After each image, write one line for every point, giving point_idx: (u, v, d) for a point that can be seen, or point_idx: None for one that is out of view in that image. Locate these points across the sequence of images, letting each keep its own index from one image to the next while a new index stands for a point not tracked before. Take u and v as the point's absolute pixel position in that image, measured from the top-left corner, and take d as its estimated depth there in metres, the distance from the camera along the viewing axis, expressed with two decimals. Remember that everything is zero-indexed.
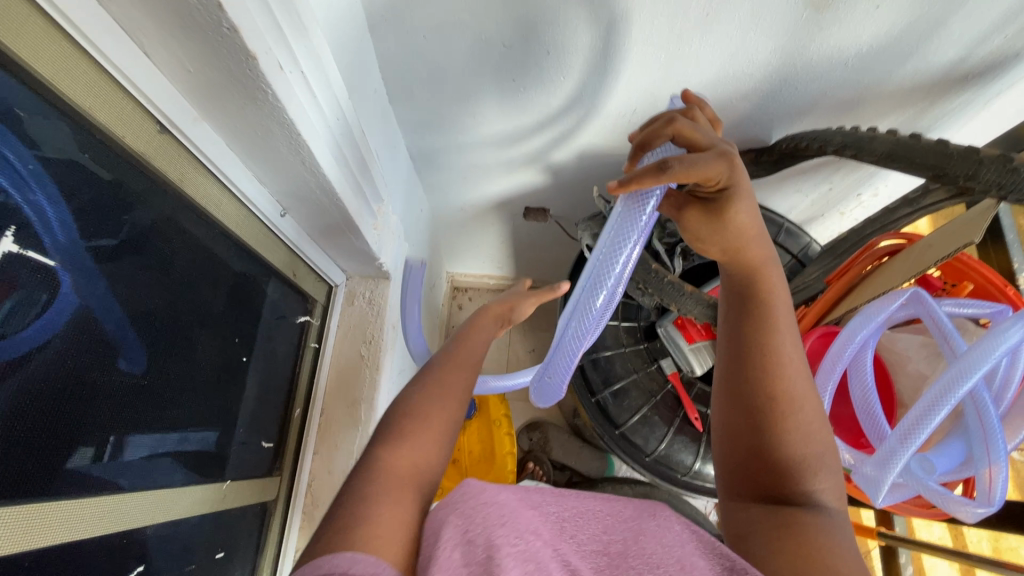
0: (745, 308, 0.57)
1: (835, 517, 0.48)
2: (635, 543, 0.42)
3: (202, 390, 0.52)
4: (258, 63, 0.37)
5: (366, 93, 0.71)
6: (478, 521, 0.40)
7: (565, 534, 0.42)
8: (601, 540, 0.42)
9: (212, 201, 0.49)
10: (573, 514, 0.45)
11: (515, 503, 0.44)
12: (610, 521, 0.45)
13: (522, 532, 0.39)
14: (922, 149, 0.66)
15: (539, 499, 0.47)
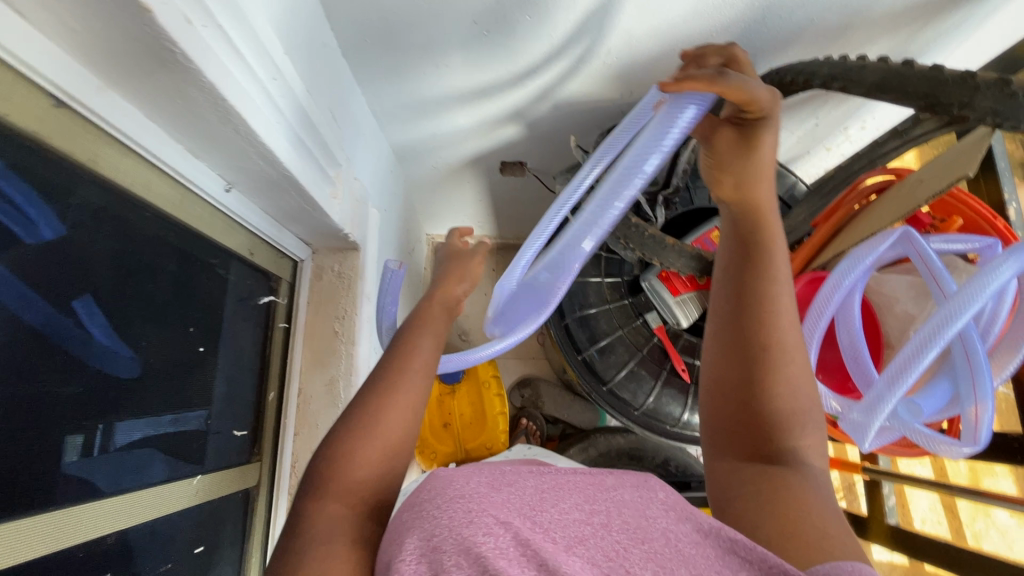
0: (744, 257, 0.55)
1: (818, 475, 0.47)
2: (620, 515, 0.39)
3: (161, 385, 0.48)
4: (156, 18, 0.31)
5: (315, 48, 0.64)
6: (445, 523, 0.35)
7: (544, 507, 0.38)
8: (585, 510, 0.39)
9: (137, 181, 0.44)
10: (553, 488, 0.41)
11: (486, 486, 0.39)
12: (592, 490, 0.41)
13: (494, 526, 0.35)
14: (914, 77, 0.61)
15: (513, 476, 0.43)
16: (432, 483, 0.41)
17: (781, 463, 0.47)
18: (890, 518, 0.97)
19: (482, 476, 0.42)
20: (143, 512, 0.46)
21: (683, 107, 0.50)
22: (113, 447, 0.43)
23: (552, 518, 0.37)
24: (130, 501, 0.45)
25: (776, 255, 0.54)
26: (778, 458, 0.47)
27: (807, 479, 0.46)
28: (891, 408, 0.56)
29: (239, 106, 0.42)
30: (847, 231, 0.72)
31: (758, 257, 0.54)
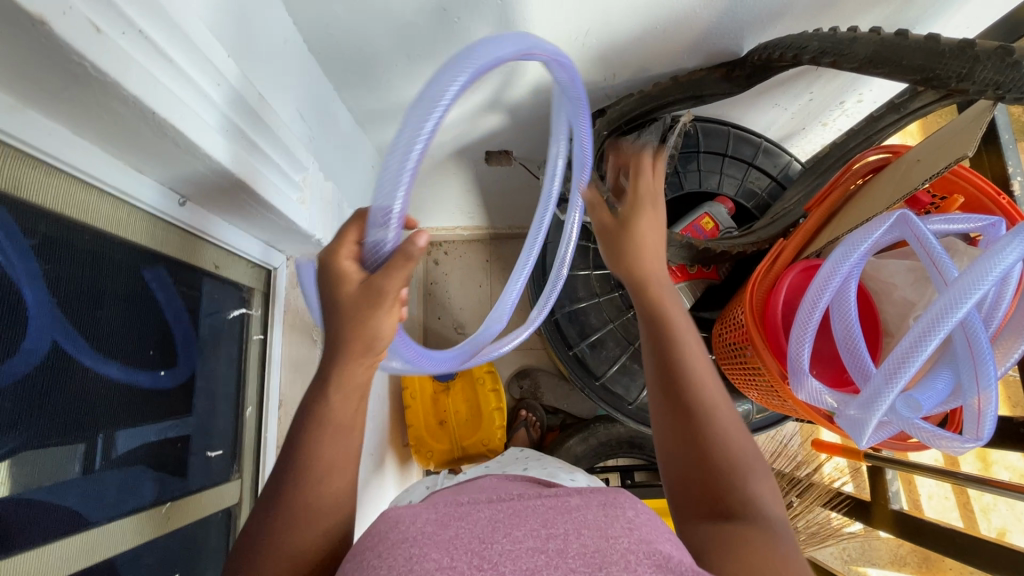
0: (659, 338, 0.60)
1: (778, 526, 0.44)
2: (577, 538, 0.38)
3: (119, 411, 0.47)
4: (53, 29, 0.29)
5: (275, 46, 0.61)
6: (381, 573, 0.35)
7: (494, 539, 0.38)
8: (538, 537, 0.38)
9: (70, 203, 0.41)
10: (506, 519, 0.41)
11: (431, 527, 0.40)
12: (550, 516, 0.41)
13: (433, 573, 0.34)
14: (910, 49, 0.58)
15: (464, 512, 0.43)
16: (378, 528, 0.41)
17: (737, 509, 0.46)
18: (894, 503, 0.95)
19: (429, 517, 0.42)
20: (108, 544, 0.45)
21: (469, 59, 0.49)
22: (114, 455, 0.46)
23: (501, 551, 0.36)
24: (88, 535, 0.43)
25: (686, 339, 0.59)
26: (729, 500, 0.47)
27: (761, 520, 0.45)
28: (889, 403, 0.54)
29: (176, 119, 0.39)
30: (843, 215, 0.69)
31: (673, 342, 0.59)
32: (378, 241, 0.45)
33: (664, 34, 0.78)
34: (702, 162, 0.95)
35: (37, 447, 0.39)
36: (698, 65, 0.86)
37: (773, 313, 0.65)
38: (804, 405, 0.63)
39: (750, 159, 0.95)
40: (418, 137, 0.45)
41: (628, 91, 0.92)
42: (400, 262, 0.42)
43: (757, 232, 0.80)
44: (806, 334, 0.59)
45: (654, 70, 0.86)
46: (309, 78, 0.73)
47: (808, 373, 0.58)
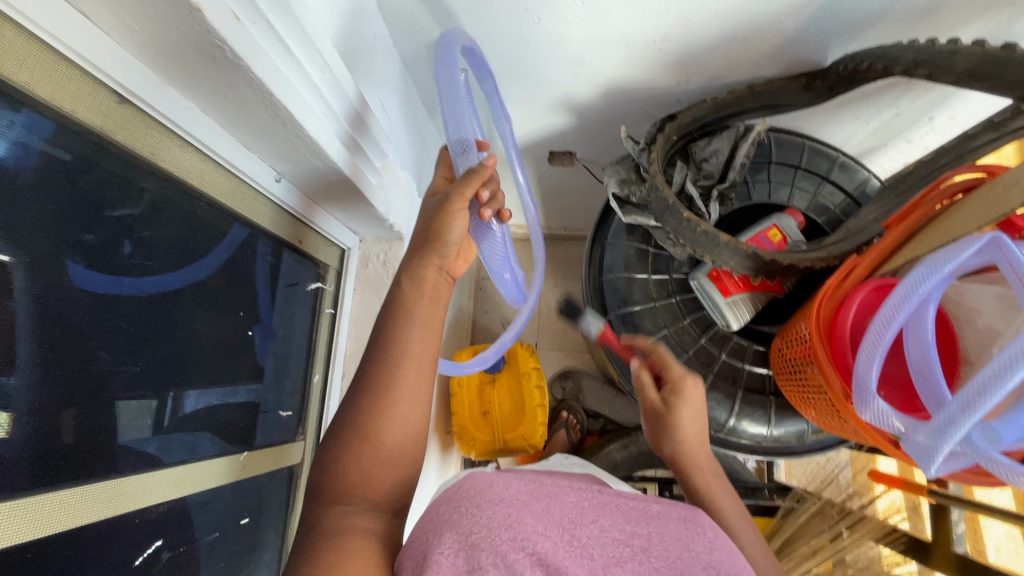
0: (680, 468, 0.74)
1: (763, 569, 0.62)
2: (660, 543, 0.42)
3: (212, 367, 0.51)
4: (205, 16, 0.33)
5: (369, 41, 0.65)
6: (482, 522, 0.40)
7: (583, 523, 0.42)
8: (624, 531, 0.43)
9: (194, 172, 0.46)
10: (593, 507, 0.45)
11: (524, 495, 0.44)
12: (634, 514, 0.45)
13: (529, 532, 0.39)
14: (1016, 64, 0.55)
15: (552, 490, 0.47)
16: (473, 485, 0.46)
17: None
18: (957, 546, 0.89)
19: (522, 486, 0.46)
20: (196, 482, 0.50)
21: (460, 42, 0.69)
22: (180, 415, 0.48)
23: (590, 534, 0.41)
24: (181, 473, 0.47)
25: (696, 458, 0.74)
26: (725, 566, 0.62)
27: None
28: (964, 434, 0.51)
29: (288, 102, 0.43)
30: (926, 235, 0.66)
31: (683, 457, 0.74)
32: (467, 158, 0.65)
33: (744, 41, 0.78)
34: (772, 173, 0.92)
35: (142, 393, 0.43)
36: (776, 74, 0.84)
37: (840, 332, 0.63)
38: (868, 427, 0.61)
39: (825, 173, 0.92)
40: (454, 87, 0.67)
41: (701, 97, 0.91)
42: (467, 177, 0.55)
43: (829, 248, 0.79)
44: (876, 354, 0.57)
45: (731, 77, 0.86)
46: (391, 72, 0.77)
47: (874, 394, 0.56)
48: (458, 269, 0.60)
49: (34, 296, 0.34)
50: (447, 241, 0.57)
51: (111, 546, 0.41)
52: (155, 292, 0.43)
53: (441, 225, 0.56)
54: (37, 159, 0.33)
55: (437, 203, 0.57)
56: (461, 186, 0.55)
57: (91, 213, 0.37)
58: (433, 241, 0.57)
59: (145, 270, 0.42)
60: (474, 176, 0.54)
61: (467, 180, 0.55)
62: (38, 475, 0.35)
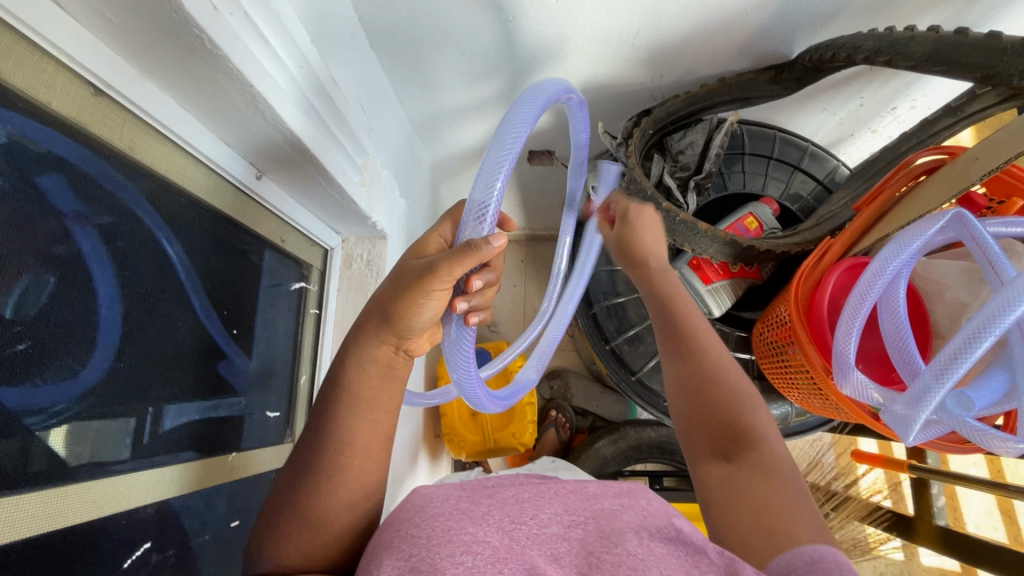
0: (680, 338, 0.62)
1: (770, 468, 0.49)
2: (595, 523, 0.45)
3: (196, 368, 0.51)
4: (183, 3, 0.33)
5: (343, 37, 0.66)
6: (421, 543, 0.40)
7: (522, 521, 0.44)
8: (562, 523, 0.44)
9: (174, 167, 0.46)
10: (532, 503, 0.48)
11: (465, 505, 0.47)
12: (571, 503, 0.48)
13: (469, 542, 0.39)
14: (970, 46, 0.58)
15: (494, 499, 0.50)
16: (414, 505, 0.48)
17: (746, 446, 0.50)
18: (938, 519, 0.92)
19: (462, 496, 0.50)
20: (185, 482, 0.49)
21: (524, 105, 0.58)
22: (161, 432, 0.46)
23: (529, 529, 0.43)
24: (169, 473, 0.47)
25: (700, 327, 0.62)
26: (740, 455, 0.50)
27: (765, 457, 0.49)
28: (939, 401, 0.53)
29: (267, 93, 0.43)
30: (894, 215, 0.68)
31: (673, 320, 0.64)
32: (476, 230, 0.51)
33: (715, 36, 0.81)
34: (746, 163, 0.95)
35: (130, 403, 0.43)
36: (745, 67, 0.87)
37: (819, 311, 0.65)
38: (849, 401, 0.63)
39: (797, 162, 0.95)
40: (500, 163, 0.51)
41: (674, 92, 0.93)
42: (462, 253, 0.46)
43: (802, 234, 0.81)
44: (852, 329, 0.59)
45: (702, 71, 0.89)
46: (367, 71, 0.77)
47: (853, 367, 0.58)
48: (420, 346, 0.53)
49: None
50: (413, 323, 0.50)
51: (102, 549, 0.40)
52: (130, 298, 0.42)
53: (413, 305, 0.48)
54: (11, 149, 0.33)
55: (410, 274, 0.49)
56: (452, 260, 0.47)
57: (70, 212, 0.37)
58: (396, 322, 0.49)
59: (129, 266, 0.42)
60: (471, 262, 0.46)
61: (461, 256, 0.46)
62: (4, 482, 0.33)
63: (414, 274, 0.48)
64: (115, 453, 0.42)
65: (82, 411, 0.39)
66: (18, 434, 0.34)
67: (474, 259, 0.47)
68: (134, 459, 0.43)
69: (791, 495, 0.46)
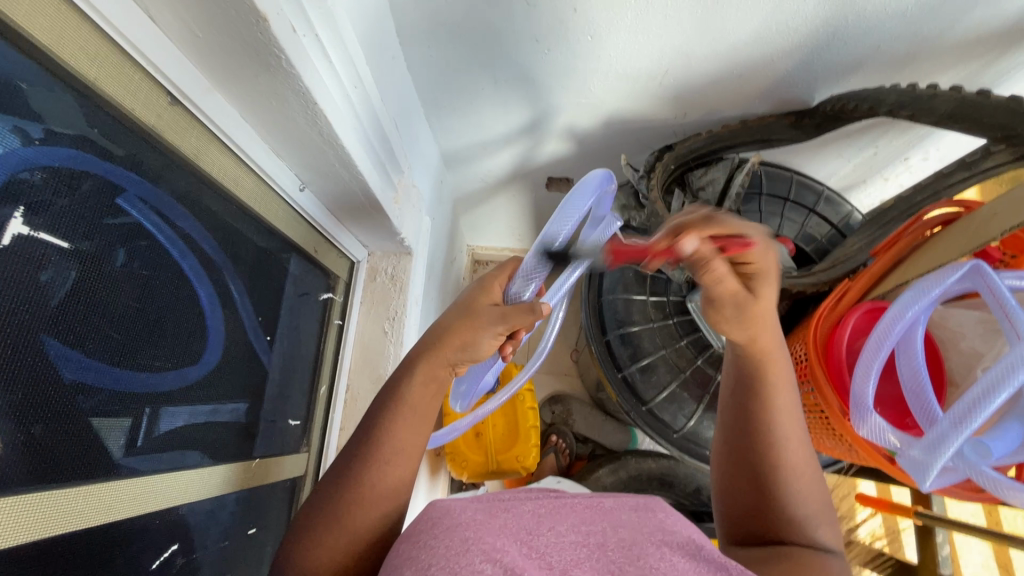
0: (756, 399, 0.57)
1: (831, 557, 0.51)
2: (615, 534, 0.45)
3: (226, 370, 0.52)
4: (270, 25, 0.34)
5: (385, 58, 0.69)
6: (439, 553, 0.39)
7: (540, 532, 0.44)
8: (579, 533, 0.44)
9: (229, 176, 0.47)
10: (548, 515, 0.47)
11: (482, 516, 0.46)
12: (589, 515, 0.48)
13: (490, 551, 0.39)
14: (990, 107, 0.61)
15: (509, 507, 0.50)
16: (432, 516, 0.48)
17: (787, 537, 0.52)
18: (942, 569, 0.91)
19: (478, 508, 0.49)
20: (208, 487, 0.49)
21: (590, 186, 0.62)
22: (155, 435, 0.43)
23: (547, 541, 0.42)
24: (195, 476, 0.47)
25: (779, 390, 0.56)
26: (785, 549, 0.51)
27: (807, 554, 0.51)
28: (955, 449, 0.54)
29: (327, 110, 0.44)
30: (912, 263, 0.70)
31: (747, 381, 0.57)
32: (521, 289, 0.59)
33: (741, 80, 0.84)
34: (764, 203, 0.97)
35: (154, 397, 0.42)
36: (767, 111, 0.91)
37: (836, 351, 0.66)
38: (864, 444, 0.63)
39: (812, 206, 0.98)
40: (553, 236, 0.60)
41: (696, 131, 0.97)
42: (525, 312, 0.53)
43: (817, 275, 0.82)
44: (870, 371, 0.60)
45: (725, 112, 0.92)
46: (402, 91, 0.81)
47: (871, 409, 0.59)
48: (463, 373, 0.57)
49: (37, 279, 0.31)
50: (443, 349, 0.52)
51: (129, 551, 0.40)
52: (157, 295, 0.42)
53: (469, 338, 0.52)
54: (79, 141, 0.33)
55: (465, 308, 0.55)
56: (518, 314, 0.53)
57: (135, 216, 0.38)
58: (454, 350, 0.53)
59: (175, 268, 0.43)
60: (531, 321, 0.53)
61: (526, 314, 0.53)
62: (38, 470, 0.33)
63: (485, 315, 0.54)
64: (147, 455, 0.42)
65: (101, 403, 0.37)
66: (40, 422, 0.33)
67: (532, 320, 0.54)
68: (144, 448, 0.42)
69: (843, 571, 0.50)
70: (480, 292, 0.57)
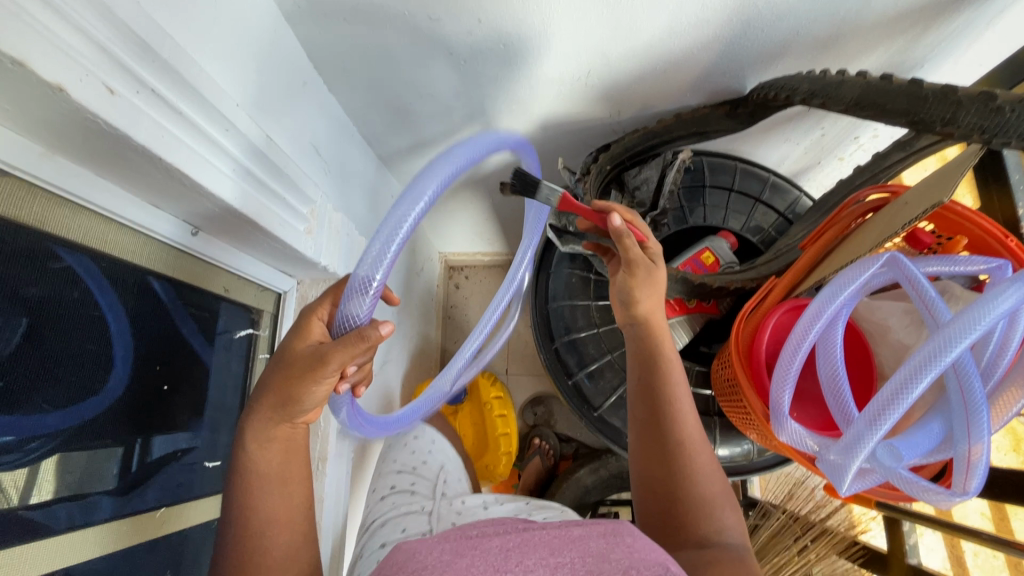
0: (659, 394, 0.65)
1: (739, 550, 0.56)
2: (583, 564, 0.42)
3: (126, 422, 0.52)
4: (71, 94, 0.34)
5: (291, 88, 0.69)
6: None
7: (508, 569, 0.41)
8: (549, 564, 0.42)
9: (92, 234, 0.47)
10: (518, 548, 0.45)
11: (449, 556, 0.44)
12: (558, 544, 0.46)
13: None
14: (894, 93, 0.57)
15: (478, 542, 0.47)
16: (398, 557, 0.45)
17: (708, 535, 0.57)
18: (912, 557, 0.91)
19: (446, 547, 0.46)
20: (103, 542, 0.50)
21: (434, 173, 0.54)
22: (120, 466, 0.52)
23: None
24: (83, 534, 0.48)
25: (681, 397, 0.65)
26: (701, 548, 0.55)
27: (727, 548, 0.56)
28: (870, 451, 0.52)
29: (180, 163, 0.44)
30: (838, 254, 0.68)
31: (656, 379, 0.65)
32: (356, 305, 0.50)
33: (666, 74, 0.82)
34: (708, 196, 0.96)
35: (35, 457, 0.44)
36: (701, 102, 0.88)
37: (757, 354, 0.64)
38: (789, 446, 0.61)
39: (758, 194, 0.96)
40: (399, 227, 0.50)
41: (634, 127, 0.95)
42: (354, 343, 0.48)
43: (758, 268, 0.80)
44: (788, 375, 0.58)
45: (659, 107, 0.90)
46: (324, 118, 0.80)
47: (788, 415, 0.57)
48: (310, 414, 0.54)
49: None
50: (303, 406, 0.52)
51: None
52: (28, 356, 0.42)
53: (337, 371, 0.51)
54: None
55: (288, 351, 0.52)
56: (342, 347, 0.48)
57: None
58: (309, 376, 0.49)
59: (47, 329, 0.44)
60: (359, 350, 0.48)
61: (352, 346, 0.48)
62: None
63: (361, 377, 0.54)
64: (20, 524, 0.43)
65: None
66: None
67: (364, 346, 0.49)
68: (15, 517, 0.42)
69: (743, 556, 0.55)
70: (295, 341, 0.52)
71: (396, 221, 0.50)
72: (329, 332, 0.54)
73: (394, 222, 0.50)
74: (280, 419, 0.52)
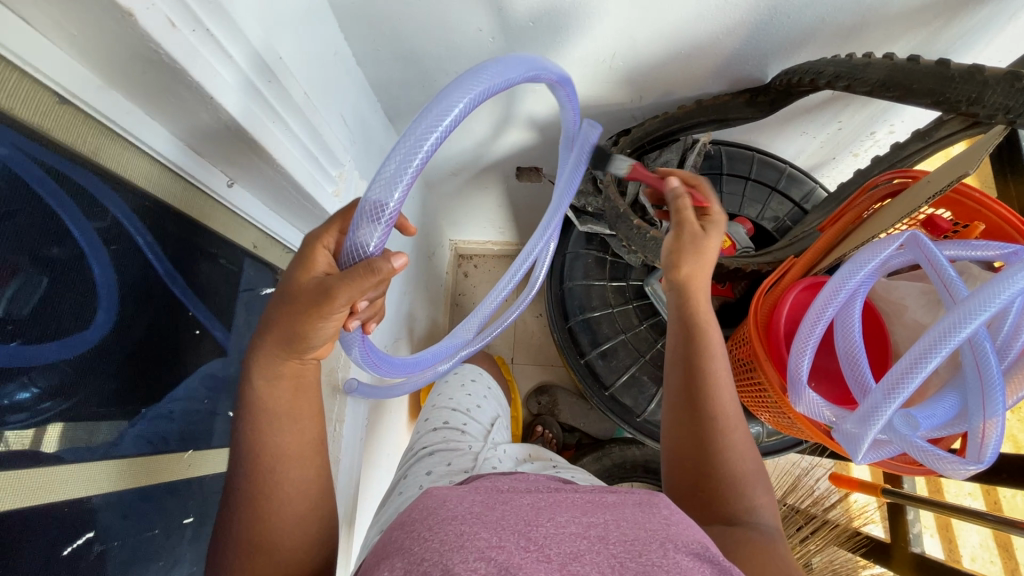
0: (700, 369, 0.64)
1: (768, 529, 0.57)
2: (617, 528, 0.43)
3: (157, 363, 0.53)
4: (137, 20, 0.35)
5: (324, 55, 0.70)
6: (434, 546, 0.39)
7: (539, 523, 0.42)
8: (580, 524, 0.43)
9: (138, 172, 0.48)
10: (548, 506, 0.46)
11: (479, 508, 0.44)
12: (590, 507, 0.46)
13: (484, 547, 0.38)
14: (921, 74, 0.59)
15: (508, 496, 0.48)
16: (428, 504, 0.46)
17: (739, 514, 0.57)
18: (915, 547, 0.91)
19: (476, 498, 0.47)
20: (130, 478, 0.51)
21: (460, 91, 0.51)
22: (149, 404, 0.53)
23: (546, 532, 0.41)
24: (112, 466, 0.49)
25: (722, 373, 0.64)
26: (733, 526, 0.56)
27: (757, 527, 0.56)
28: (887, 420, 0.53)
29: (227, 104, 0.45)
30: (856, 236, 0.69)
31: (697, 353, 0.64)
32: (368, 230, 0.48)
33: (690, 59, 0.83)
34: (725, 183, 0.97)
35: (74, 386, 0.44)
36: (723, 89, 0.90)
37: (775, 329, 0.65)
38: (804, 419, 0.62)
39: (774, 184, 0.97)
40: (417, 150, 0.48)
41: (655, 113, 0.96)
42: (361, 275, 0.45)
43: (774, 253, 0.81)
44: (806, 347, 0.59)
45: (680, 93, 0.91)
46: (352, 88, 0.82)
47: (806, 385, 0.58)
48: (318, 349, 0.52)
49: None
50: (308, 344, 0.50)
51: (41, 536, 0.42)
52: (72, 285, 0.43)
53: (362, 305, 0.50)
54: None
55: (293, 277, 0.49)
56: (350, 280, 0.46)
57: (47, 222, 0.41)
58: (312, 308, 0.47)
59: (92, 260, 0.45)
60: (369, 283, 0.45)
61: (363, 278, 0.45)
62: None
63: None
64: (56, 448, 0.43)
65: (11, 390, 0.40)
66: None
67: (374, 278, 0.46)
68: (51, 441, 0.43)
69: (773, 535, 0.56)
70: (301, 273, 0.49)
71: (414, 142, 0.48)
72: (334, 263, 0.51)
73: (412, 140, 0.48)
74: (289, 355, 0.51)
